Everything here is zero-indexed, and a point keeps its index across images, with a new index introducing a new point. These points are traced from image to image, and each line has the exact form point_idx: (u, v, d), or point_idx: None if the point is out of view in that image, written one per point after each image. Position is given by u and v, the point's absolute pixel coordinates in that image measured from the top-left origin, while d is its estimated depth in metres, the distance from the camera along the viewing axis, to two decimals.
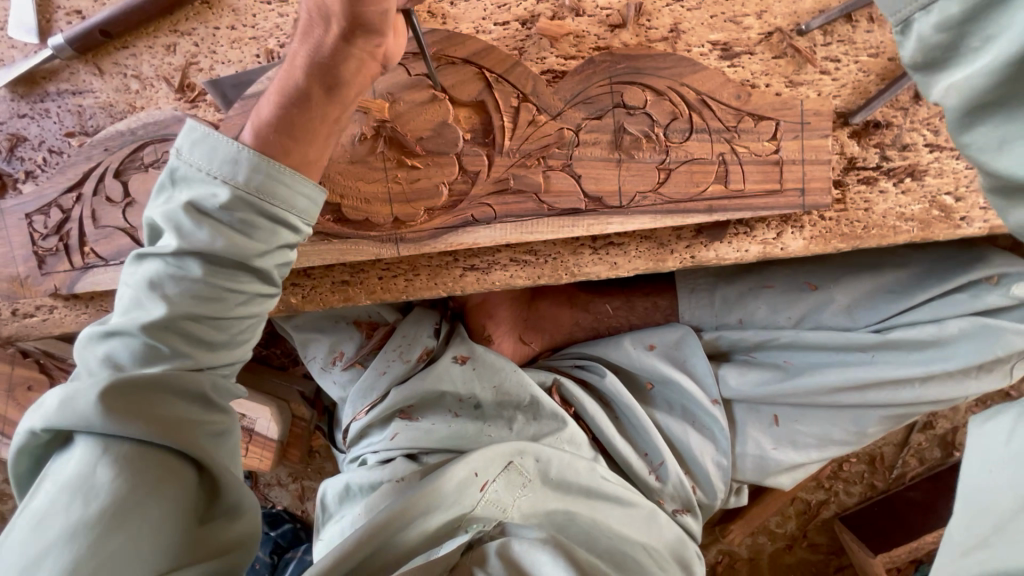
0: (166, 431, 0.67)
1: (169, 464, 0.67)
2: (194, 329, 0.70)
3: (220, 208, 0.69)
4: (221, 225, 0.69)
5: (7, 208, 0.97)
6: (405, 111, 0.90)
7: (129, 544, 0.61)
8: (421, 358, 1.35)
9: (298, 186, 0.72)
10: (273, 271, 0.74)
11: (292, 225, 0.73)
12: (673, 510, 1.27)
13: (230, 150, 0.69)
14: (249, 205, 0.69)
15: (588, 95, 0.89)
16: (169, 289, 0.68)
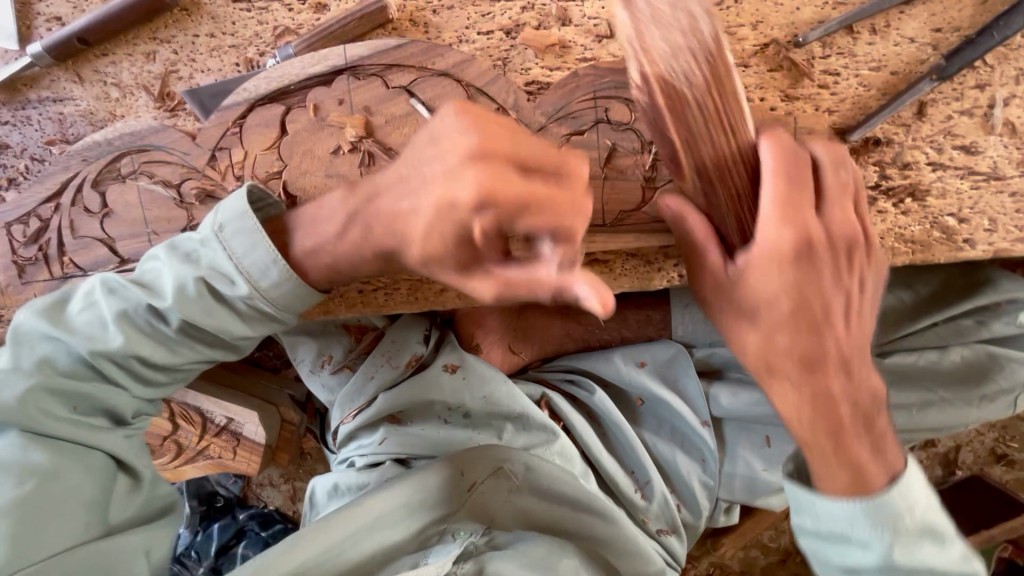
0: (78, 432, 0.76)
1: (87, 452, 0.77)
2: (114, 365, 0.77)
3: (197, 269, 0.75)
4: (186, 281, 0.75)
5: None
6: (382, 125, 0.88)
7: (48, 512, 0.72)
8: (409, 364, 1.31)
9: (256, 253, 0.75)
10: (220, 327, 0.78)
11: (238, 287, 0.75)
12: (657, 530, 1.24)
13: (237, 212, 0.76)
14: (213, 271, 0.75)
15: (571, 110, 0.86)
16: (90, 331, 0.76)
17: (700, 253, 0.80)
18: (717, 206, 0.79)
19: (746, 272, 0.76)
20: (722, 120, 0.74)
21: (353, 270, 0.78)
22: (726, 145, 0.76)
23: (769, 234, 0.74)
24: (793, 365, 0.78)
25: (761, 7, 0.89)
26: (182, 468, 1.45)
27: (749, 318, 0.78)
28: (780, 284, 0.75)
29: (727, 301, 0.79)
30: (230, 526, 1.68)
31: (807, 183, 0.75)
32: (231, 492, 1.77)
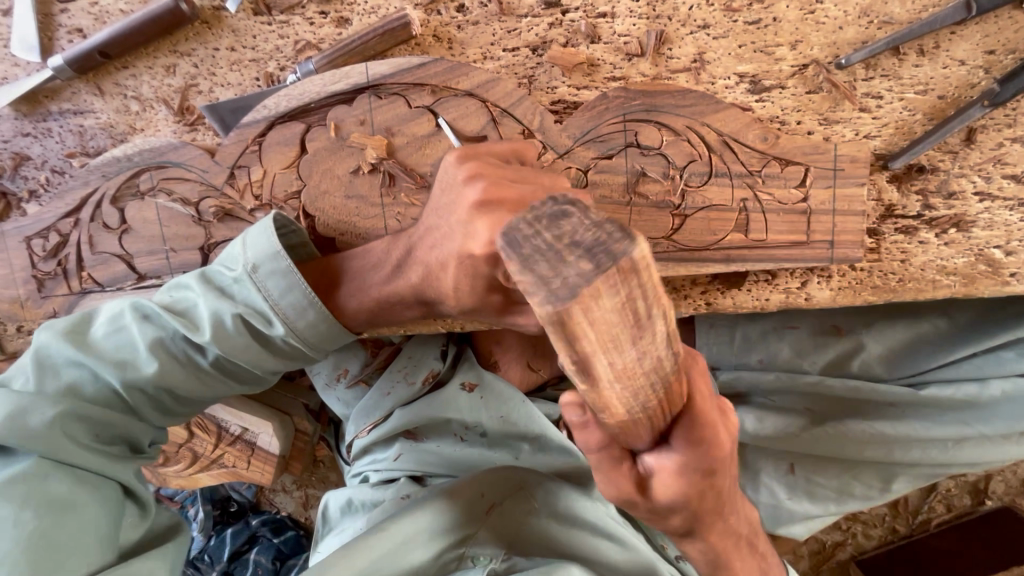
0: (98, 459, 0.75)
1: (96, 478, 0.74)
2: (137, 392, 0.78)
3: (227, 303, 0.76)
4: (219, 310, 0.76)
5: (8, 230, 0.96)
6: (403, 146, 0.86)
7: (53, 545, 0.67)
8: (426, 380, 1.30)
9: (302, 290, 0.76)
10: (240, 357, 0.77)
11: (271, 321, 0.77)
12: (675, 556, 1.23)
13: (271, 250, 0.77)
14: (251, 305, 0.77)
15: (599, 133, 0.83)
16: (114, 359, 0.76)
17: (619, 468, 0.57)
18: (646, 434, 0.54)
19: (654, 481, 0.58)
20: (667, 399, 0.50)
21: (392, 311, 0.83)
22: (647, 402, 0.48)
23: (666, 465, 0.56)
24: (720, 526, 0.69)
25: (801, 25, 0.84)
26: (197, 475, 1.46)
27: (664, 513, 0.62)
28: (689, 489, 0.58)
29: (650, 505, 0.61)
30: (243, 532, 1.69)
31: (704, 429, 0.54)
32: (244, 497, 1.77)
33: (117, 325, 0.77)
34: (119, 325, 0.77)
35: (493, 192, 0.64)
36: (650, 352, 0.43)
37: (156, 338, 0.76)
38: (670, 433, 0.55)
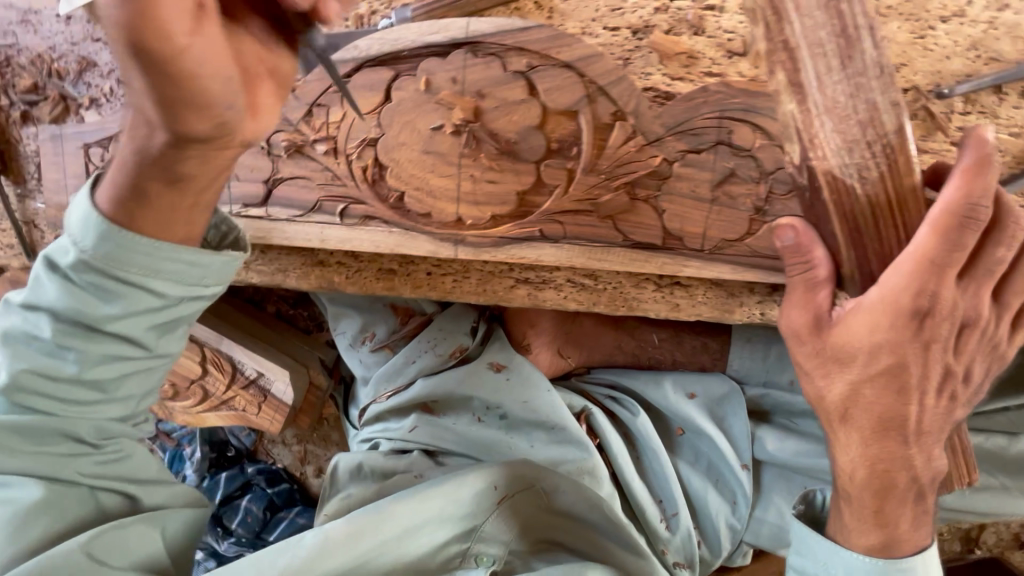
0: (42, 463, 0.74)
1: (52, 488, 0.74)
2: (61, 396, 0.72)
3: (74, 270, 0.67)
4: (75, 286, 0.68)
5: (66, 134, 0.94)
6: (491, 108, 0.83)
7: (61, 517, 0.74)
8: (454, 354, 1.29)
9: (160, 251, 0.65)
10: (142, 330, 0.70)
11: (156, 289, 0.67)
12: (673, 563, 1.20)
13: (85, 214, 0.66)
14: (102, 271, 0.66)
15: (693, 125, 0.81)
16: (28, 351, 0.71)
17: (813, 289, 0.70)
18: (858, 240, 0.66)
19: (849, 318, 0.68)
20: (894, 169, 0.64)
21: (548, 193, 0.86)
22: (875, 161, 0.64)
23: (872, 299, 0.66)
24: (866, 420, 0.73)
25: (908, 49, 0.84)
26: (205, 414, 1.45)
27: (839, 369, 0.71)
28: (870, 340, 0.68)
29: (818, 347, 0.71)
30: (237, 478, 1.68)
31: (954, 263, 0.63)
32: (242, 443, 1.76)
33: (24, 323, 0.71)
34: (40, 320, 0.70)
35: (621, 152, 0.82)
36: (894, 94, 0.61)
37: (81, 307, 0.68)
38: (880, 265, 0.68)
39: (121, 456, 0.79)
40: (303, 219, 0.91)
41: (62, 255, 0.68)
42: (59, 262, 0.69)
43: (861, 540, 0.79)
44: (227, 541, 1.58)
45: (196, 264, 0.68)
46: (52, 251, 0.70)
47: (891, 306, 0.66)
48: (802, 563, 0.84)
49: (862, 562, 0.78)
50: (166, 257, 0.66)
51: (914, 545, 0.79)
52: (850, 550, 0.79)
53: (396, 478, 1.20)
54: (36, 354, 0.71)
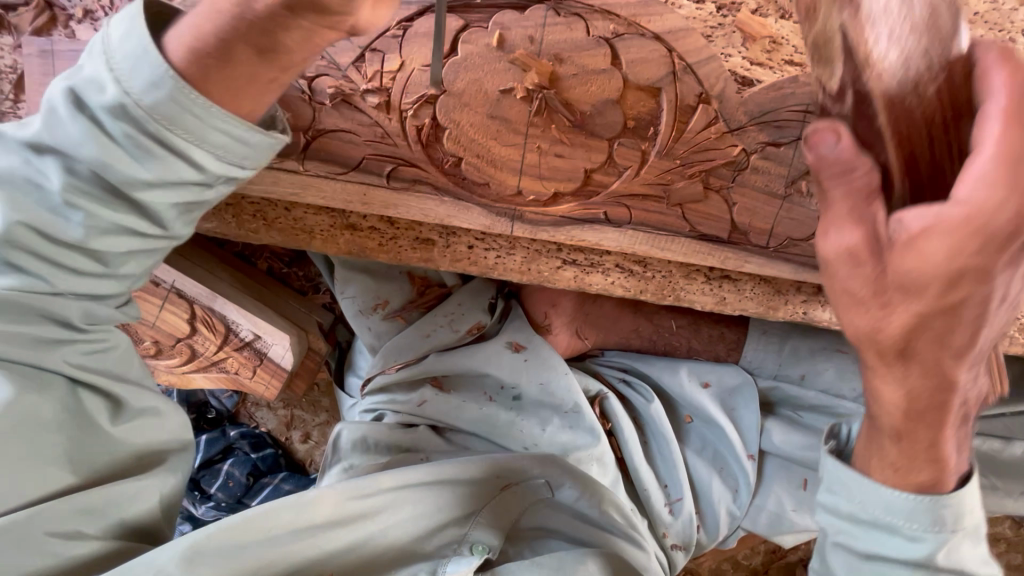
0: (26, 351, 0.67)
1: (25, 401, 0.66)
2: (53, 260, 0.63)
3: (108, 115, 0.57)
4: (108, 137, 0.57)
5: (62, 50, 0.80)
6: (568, 76, 0.76)
7: (31, 445, 0.66)
8: (471, 330, 1.23)
9: (218, 120, 0.57)
10: (168, 207, 0.62)
11: (193, 159, 0.59)
12: (671, 545, 1.23)
13: (143, 45, 0.55)
14: (144, 126, 0.56)
15: (777, 117, 0.78)
16: (30, 204, 0.60)
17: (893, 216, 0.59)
18: (906, 137, 0.47)
19: (921, 237, 0.44)
20: (1009, 63, 0.45)
21: (612, 172, 0.81)
22: (928, 64, 0.48)
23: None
24: (934, 353, 0.50)
25: None
26: (192, 373, 1.37)
27: (881, 306, 0.48)
28: (946, 271, 0.44)
29: (872, 271, 0.46)
30: (218, 441, 1.59)
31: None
32: (223, 405, 1.66)
33: (17, 165, 0.60)
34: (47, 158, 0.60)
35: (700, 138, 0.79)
36: None
37: (105, 159, 0.58)
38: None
39: (107, 348, 0.73)
40: (346, 178, 0.83)
41: (91, 89, 0.57)
42: (85, 97, 0.57)
43: (910, 479, 0.63)
44: (205, 505, 1.50)
45: (237, 139, 0.59)
46: (79, 81, 0.58)
47: (970, 223, 0.43)
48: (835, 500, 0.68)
49: (898, 498, 0.63)
50: (206, 120, 0.57)
51: (957, 475, 0.64)
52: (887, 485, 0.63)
53: (400, 457, 1.14)
54: (13, 208, 0.60)
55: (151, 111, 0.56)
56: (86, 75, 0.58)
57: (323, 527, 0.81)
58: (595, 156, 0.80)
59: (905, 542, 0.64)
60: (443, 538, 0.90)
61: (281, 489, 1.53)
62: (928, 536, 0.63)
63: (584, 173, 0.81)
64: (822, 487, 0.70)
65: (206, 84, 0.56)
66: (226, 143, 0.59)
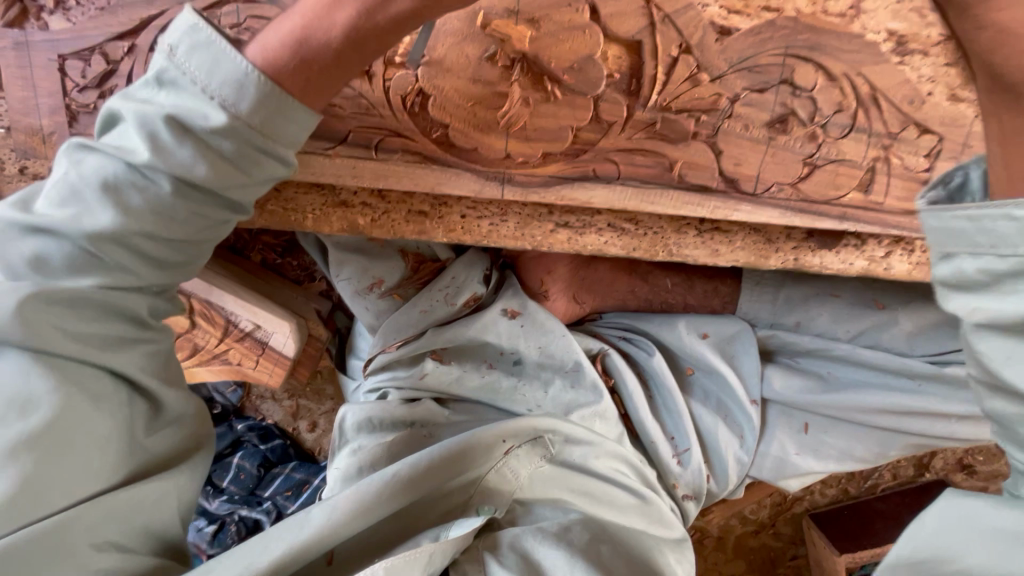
0: (91, 351, 0.65)
1: (80, 415, 0.63)
2: (140, 254, 0.66)
3: (215, 135, 0.61)
4: (207, 148, 0.62)
5: (35, 41, 0.79)
6: (549, 34, 0.76)
7: (79, 466, 0.64)
8: (467, 303, 1.24)
9: (299, 117, 0.64)
10: (249, 199, 0.69)
11: (281, 156, 0.66)
12: (682, 495, 1.26)
13: (240, 70, 0.61)
14: (252, 139, 0.63)
15: (756, 62, 0.79)
16: (132, 204, 0.63)
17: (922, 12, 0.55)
18: None
19: None
20: None
21: (597, 129, 0.82)
22: None
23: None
24: None
25: None
26: (195, 368, 1.38)
27: None
28: None
29: None
30: (226, 435, 1.61)
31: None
32: (227, 400, 1.66)
33: (120, 171, 0.62)
34: (153, 171, 0.62)
35: (681, 89, 0.79)
36: None
37: (213, 172, 0.63)
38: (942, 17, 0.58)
39: (161, 347, 0.74)
40: (334, 152, 0.83)
41: (196, 115, 0.61)
42: (186, 120, 0.61)
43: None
44: (218, 499, 1.51)
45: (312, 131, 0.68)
46: (178, 108, 0.61)
47: None
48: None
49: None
50: (288, 121, 0.64)
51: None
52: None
53: (399, 437, 1.15)
54: (110, 209, 0.62)
55: (261, 128, 0.63)
56: (184, 101, 0.62)
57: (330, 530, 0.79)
58: (577, 109, 0.80)
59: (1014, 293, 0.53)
60: (446, 508, 0.94)
61: (293, 477, 1.55)
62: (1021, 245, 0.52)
63: (570, 130, 0.81)
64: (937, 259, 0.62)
65: (295, 81, 0.63)
66: (304, 135, 0.67)
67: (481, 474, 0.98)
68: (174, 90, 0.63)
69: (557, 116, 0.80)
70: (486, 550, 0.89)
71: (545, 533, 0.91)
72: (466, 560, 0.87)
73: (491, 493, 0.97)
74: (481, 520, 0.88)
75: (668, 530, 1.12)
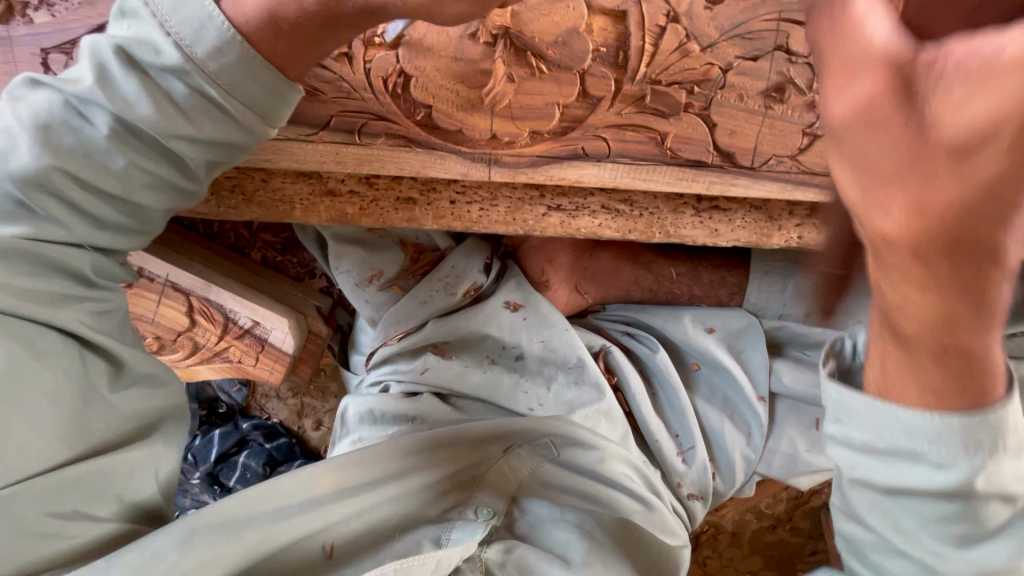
0: (35, 308, 0.66)
1: (26, 373, 0.64)
2: (73, 204, 0.64)
3: (168, 78, 0.60)
4: (156, 91, 0.61)
5: (18, 35, 0.79)
6: (530, 10, 0.72)
7: (23, 427, 0.64)
8: (467, 292, 1.21)
9: (260, 74, 0.62)
10: (197, 163, 0.66)
11: (235, 119, 0.63)
12: (687, 495, 1.23)
13: (204, 12, 0.59)
14: (206, 93, 0.61)
15: (750, 29, 0.74)
16: (66, 146, 0.61)
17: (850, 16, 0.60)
18: None
19: None
20: None
21: (585, 106, 0.79)
22: None
23: (975, 52, 0.30)
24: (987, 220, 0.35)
25: None
26: (197, 366, 1.39)
27: None
28: None
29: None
30: (232, 435, 1.60)
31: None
32: (233, 399, 1.67)
33: (57, 107, 0.61)
34: (90, 108, 0.61)
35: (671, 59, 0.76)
36: None
37: (151, 121, 0.61)
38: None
39: (111, 308, 0.74)
40: (318, 138, 0.81)
41: (146, 50, 0.59)
42: (134, 54, 0.60)
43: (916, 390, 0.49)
44: None
45: (275, 95, 0.64)
46: (129, 41, 0.60)
47: None
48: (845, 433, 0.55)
49: (926, 420, 0.48)
50: (257, 82, 0.62)
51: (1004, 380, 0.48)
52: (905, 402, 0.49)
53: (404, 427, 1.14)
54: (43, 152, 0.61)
55: (221, 83, 0.61)
56: (138, 34, 0.60)
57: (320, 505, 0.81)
58: (564, 84, 0.78)
59: (932, 471, 0.51)
60: (445, 504, 0.91)
61: None
62: (957, 461, 0.49)
63: (558, 107, 0.79)
64: (829, 418, 0.57)
65: (270, 50, 0.61)
66: (285, 112, 0.66)
67: (480, 473, 0.96)
68: (134, 21, 0.61)
69: (544, 92, 0.78)
70: (489, 564, 0.88)
71: (544, 553, 0.90)
72: (468, 567, 0.87)
73: (489, 492, 0.94)
74: (482, 528, 0.85)
75: (672, 538, 1.09)
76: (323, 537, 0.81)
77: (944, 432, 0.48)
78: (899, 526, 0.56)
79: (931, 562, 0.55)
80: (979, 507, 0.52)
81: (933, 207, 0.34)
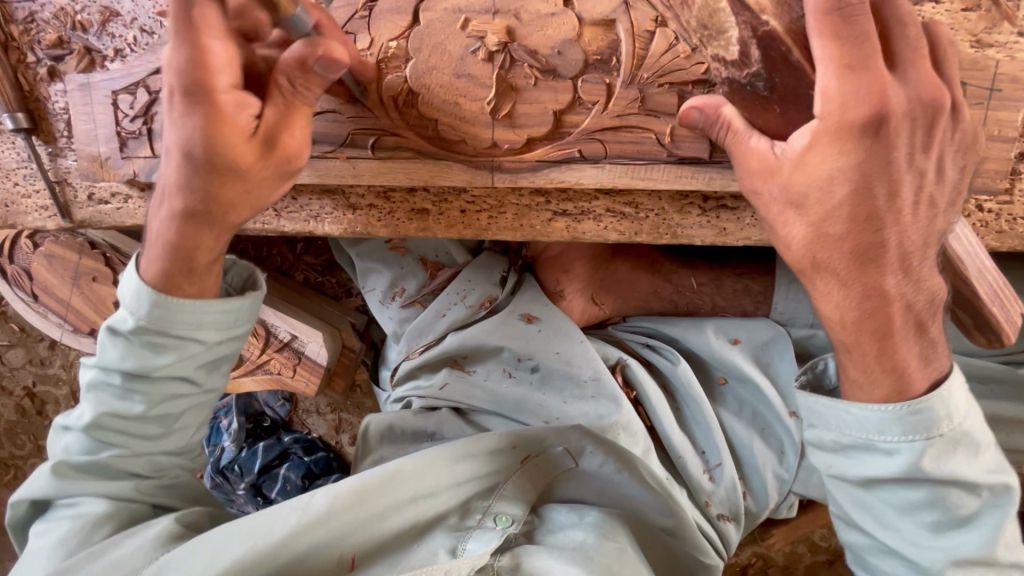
0: (108, 483, 0.80)
1: (124, 505, 0.80)
2: (128, 433, 0.81)
3: (131, 334, 0.79)
4: (132, 346, 0.79)
5: (95, 82, 0.95)
6: (526, 24, 0.80)
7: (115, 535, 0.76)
8: (483, 305, 1.25)
9: (200, 306, 0.79)
10: (186, 372, 0.81)
11: (196, 336, 0.80)
12: (717, 515, 1.16)
13: (136, 287, 0.79)
14: (154, 334, 0.79)
15: None
16: (104, 398, 0.80)
17: (762, 109, 0.68)
18: None
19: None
20: None
21: (581, 110, 0.83)
22: None
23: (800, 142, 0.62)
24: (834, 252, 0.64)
25: None
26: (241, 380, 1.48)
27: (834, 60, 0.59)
28: None
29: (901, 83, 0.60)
30: (274, 447, 1.67)
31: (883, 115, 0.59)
32: (277, 414, 1.76)
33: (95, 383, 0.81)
34: (108, 379, 0.81)
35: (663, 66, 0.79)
36: None
37: (136, 361, 0.78)
38: (781, 105, 0.66)
39: (174, 482, 0.86)
40: (339, 154, 0.89)
41: (120, 321, 0.79)
42: (115, 326, 0.80)
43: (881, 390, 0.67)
44: None
45: (227, 310, 0.82)
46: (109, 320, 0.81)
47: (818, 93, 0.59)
48: (817, 434, 0.72)
49: (869, 416, 0.66)
50: (204, 310, 0.80)
51: (928, 380, 0.67)
52: (856, 404, 0.67)
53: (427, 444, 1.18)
54: (95, 410, 0.81)
55: (156, 318, 0.78)
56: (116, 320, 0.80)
57: (325, 516, 0.78)
58: (560, 92, 0.82)
59: (885, 459, 0.67)
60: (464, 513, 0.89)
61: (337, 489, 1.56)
62: (904, 448, 0.65)
63: (554, 115, 0.83)
64: (805, 425, 0.74)
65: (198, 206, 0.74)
66: (238, 304, 0.83)
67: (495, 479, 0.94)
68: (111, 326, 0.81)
69: (541, 101, 0.82)
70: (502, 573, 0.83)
71: (560, 554, 0.84)
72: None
73: (509, 496, 0.92)
74: (496, 535, 0.84)
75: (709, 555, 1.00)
76: (343, 549, 0.79)
77: (885, 421, 0.65)
78: (882, 519, 0.71)
79: (911, 549, 0.69)
80: (932, 486, 0.66)
81: (793, 238, 0.65)
